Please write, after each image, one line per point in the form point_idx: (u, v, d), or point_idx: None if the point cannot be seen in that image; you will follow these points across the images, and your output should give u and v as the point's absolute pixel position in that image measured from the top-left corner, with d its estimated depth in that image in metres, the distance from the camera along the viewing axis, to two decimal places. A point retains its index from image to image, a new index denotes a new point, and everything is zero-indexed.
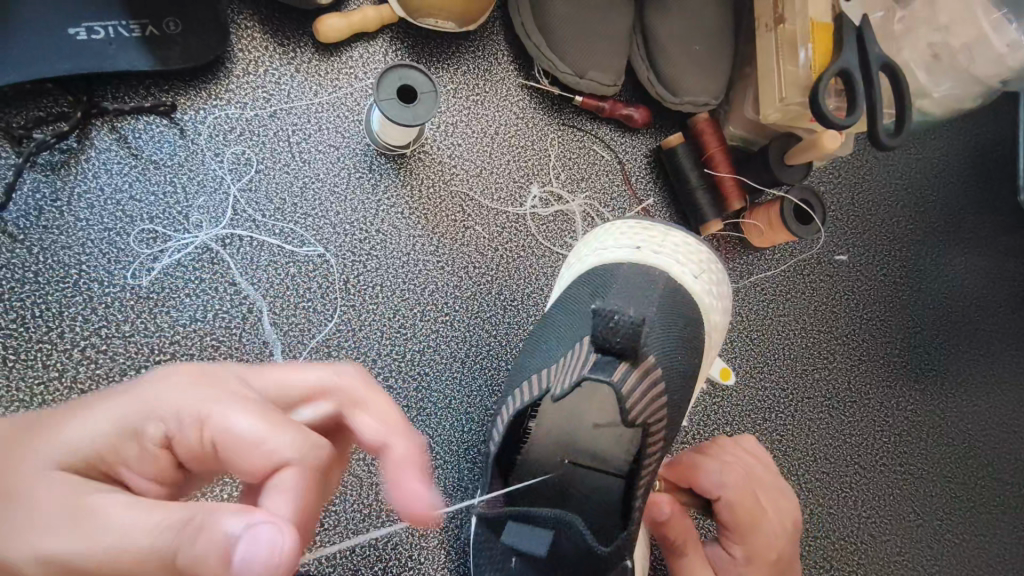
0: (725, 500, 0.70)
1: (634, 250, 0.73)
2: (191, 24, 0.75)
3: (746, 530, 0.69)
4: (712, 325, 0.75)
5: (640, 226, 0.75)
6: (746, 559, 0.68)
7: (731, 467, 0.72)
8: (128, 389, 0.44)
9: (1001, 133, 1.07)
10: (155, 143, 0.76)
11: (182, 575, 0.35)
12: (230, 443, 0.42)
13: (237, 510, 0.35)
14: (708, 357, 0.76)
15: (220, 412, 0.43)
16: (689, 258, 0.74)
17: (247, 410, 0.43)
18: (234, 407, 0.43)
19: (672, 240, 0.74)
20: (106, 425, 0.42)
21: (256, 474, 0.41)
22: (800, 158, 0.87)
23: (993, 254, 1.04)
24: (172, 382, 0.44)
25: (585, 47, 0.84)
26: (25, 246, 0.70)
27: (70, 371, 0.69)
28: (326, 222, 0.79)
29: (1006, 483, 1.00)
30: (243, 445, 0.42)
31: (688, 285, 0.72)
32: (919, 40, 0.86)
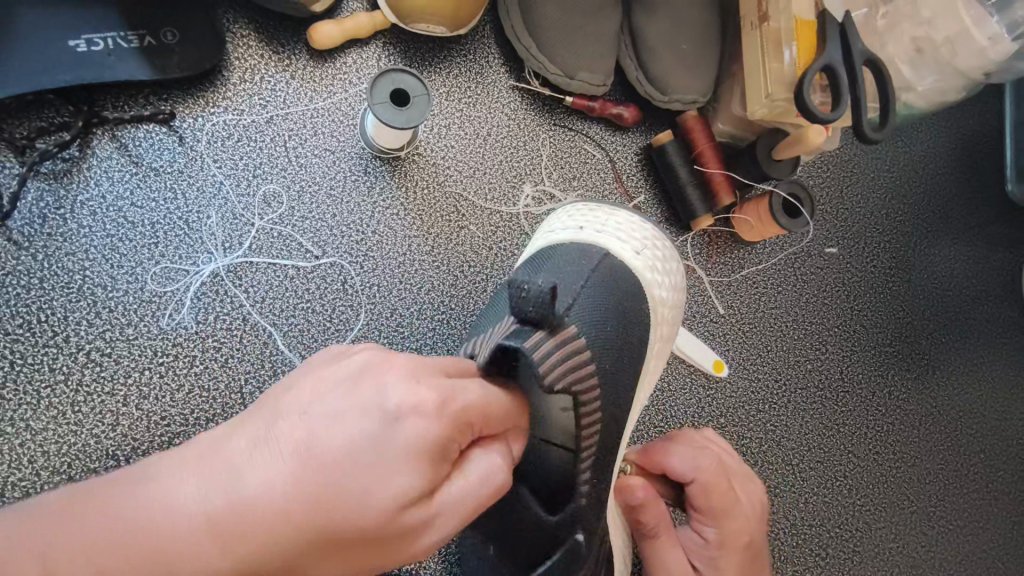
0: (698, 487, 0.72)
1: (576, 231, 0.75)
2: (187, 34, 0.76)
3: (719, 516, 0.71)
4: (658, 301, 0.75)
5: (584, 207, 0.78)
6: (719, 544, 0.71)
7: (704, 453, 0.74)
8: (364, 459, 0.43)
9: (987, 124, 1.09)
10: (156, 151, 0.77)
11: (359, 468, 0.43)
12: (353, 495, 0.43)
13: (388, 447, 0.44)
14: (656, 333, 0.75)
15: (384, 442, 0.44)
16: (631, 233, 0.75)
17: (404, 442, 0.44)
18: (380, 416, 0.45)
19: (616, 219, 0.76)
20: (406, 471, 0.44)
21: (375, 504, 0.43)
22: (786, 154, 0.89)
23: (981, 243, 1.06)
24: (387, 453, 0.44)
25: (574, 48, 0.86)
26: (31, 253, 0.72)
27: (75, 374, 0.71)
28: (323, 225, 0.80)
29: (999, 469, 1.01)
30: (353, 485, 0.43)
31: (627, 261, 0.72)
32: (902, 35, 0.87)
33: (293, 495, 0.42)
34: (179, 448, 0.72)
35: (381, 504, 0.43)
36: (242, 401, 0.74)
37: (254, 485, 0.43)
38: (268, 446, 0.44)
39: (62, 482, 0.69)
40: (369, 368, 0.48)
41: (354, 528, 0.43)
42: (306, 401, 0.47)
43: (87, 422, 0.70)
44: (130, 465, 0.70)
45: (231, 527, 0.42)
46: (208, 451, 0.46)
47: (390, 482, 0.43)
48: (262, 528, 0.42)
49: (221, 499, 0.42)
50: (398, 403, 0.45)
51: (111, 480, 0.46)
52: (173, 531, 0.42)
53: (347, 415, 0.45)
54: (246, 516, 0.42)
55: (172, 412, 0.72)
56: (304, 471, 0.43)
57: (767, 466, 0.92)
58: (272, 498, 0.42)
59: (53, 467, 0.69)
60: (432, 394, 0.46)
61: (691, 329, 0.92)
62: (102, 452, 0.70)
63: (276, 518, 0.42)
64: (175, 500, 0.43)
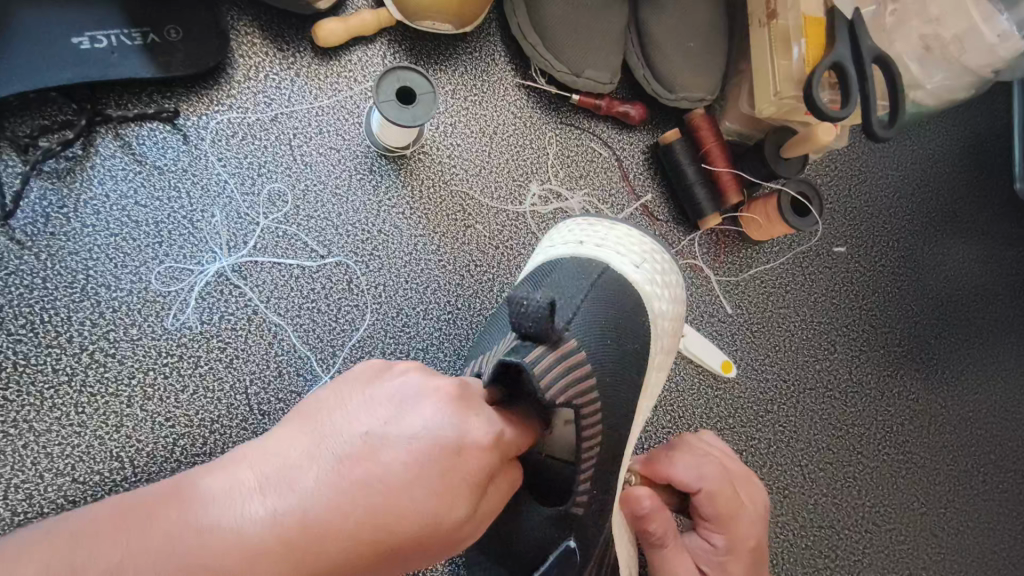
0: (703, 496, 0.71)
1: (576, 245, 0.73)
2: (191, 31, 0.76)
3: (726, 523, 0.71)
4: (658, 316, 0.73)
5: (584, 223, 0.77)
6: (727, 550, 0.71)
7: (706, 461, 0.73)
8: (429, 483, 0.47)
9: (995, 122, 1.08)
10: (160, 149, 0.76)
11: (427, 491, 0.47)
12: (418, 514, 0.47)
13: (452, 471, 0.48)
14: (658, 349, 0.73)
15: (447, 468, 0.48)
16: (629, 246, 0.74)
17: (464, 468, 0.49)
18: (443, 443, 0.49)
19: (615, 233, 0.75)
20: (464, 495, 0.49)
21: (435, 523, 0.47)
22: (795, 152, 0.88)
23: (989, 242, 1.05)
24: (449, 477, 0.48)
25: (580, 47, 0.85)
26: (34, 252, 0.71)
27: (79, 375, 0.70)
28: (328, 224, 0.80)
29: (1008, 470, 1.00)
30: (420, 505, 0.47)
31: (626, 276, 0.71)
32: (911, 32, 0.86)
33: (364, 519, 0.46)
34: (184, 449, 0.71)
35: (440, 525, 0.48)
36: (247, 402, 0.74)
37: (325, 507, 0.46)
38: (330, 470, 0.47)
39: (66, 484, 0.68)
40: (416, 394, 0.51)
41: (410, 546, 0.47)
42: (364, 421, 0.49)
43: (91, 423, 0.70)
44: (135, 466, 0.70)
45: (305, 548, 0.45)
46: (264, 472, 0.48)
47: (450, 504, 0.48)
48: (331, 541, 0.45)
49: (292, 521, 0.45)
50: (460, 433, 0.49)
51: (150, 501, 0.47)
52: (247, 552, 0.44)
53: (406, 444, 0.48)
54: (319, 538, 0.45)
55: (177, 413, 0.72)
56: (372, 499, 0.46)
57: (776, 467, 0.91)
58: (344, 521, 0.45)
59: (57, 469, 0.68)
60: (487, 427, 0.51)
61: (699, 329, 0.92)
62: (105, 453, 0.69)
63: (344, 533, 0.45)
64: (245, 523, 0.45)
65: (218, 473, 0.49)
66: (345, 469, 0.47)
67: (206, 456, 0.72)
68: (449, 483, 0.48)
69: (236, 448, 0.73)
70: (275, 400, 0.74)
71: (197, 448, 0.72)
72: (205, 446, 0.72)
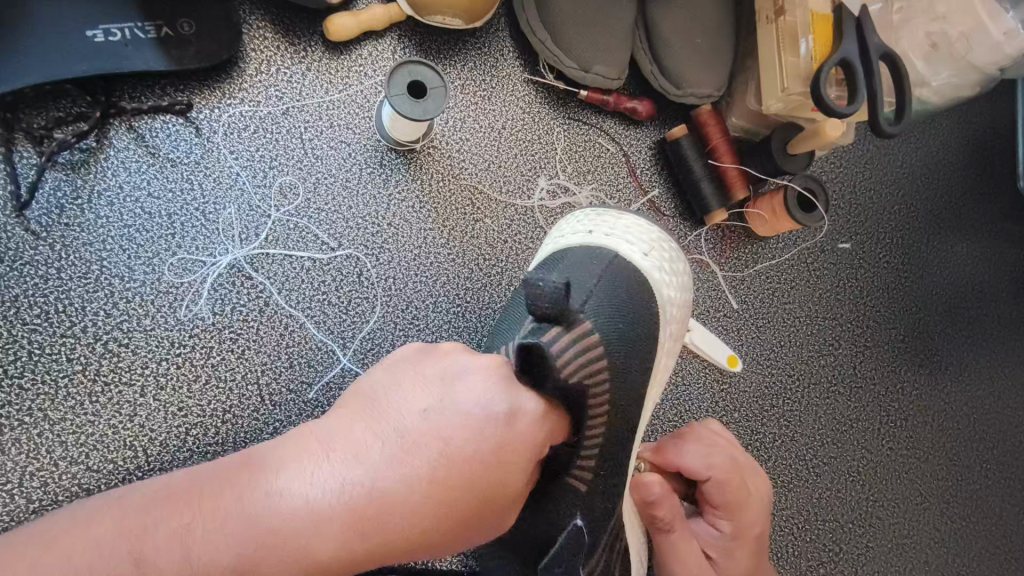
0: (714, 485, 0.72)
1: (585, 234, 0.73)
2: (204, 24, 0.77)
3: (735, 510, 0.72)
4: (667, 301, 0.73)
5: (592, 213, 0.76)
6: (735, 537, 0.72)
7: (718, 450, 0.74)
8: (485, 454, 0.54)
9: (999, 121, 1.08)
10: (172, 142, 0.77)
11: (482, 460, 0.54)
12: (476, 483, 0.53)
13: (504, 445, 0.54)
14: (668, 333, 0.73)
15: (500, 442, 0.54)
16: (638, 235, 0.73)
17: (514, 440, 0.55)
18: (496, 418, 0.55)
19: (624, 223, 0.74)
20: (513, 465, 0.55)
21: (490, 490, 0.54)
22: (802, 147, 0.89)
23: (992, 240, 1.06)
24: (501, 449, 0.54)
25: (589, 42, 0.86)
26: (49, 243, 0.72)
27: (93, 364, 0.71)
28: (339, 217, 0.80)
29: (1010, 466, 1.01)
30: (477, 475, 0.53)
31: (635, 263, 0.71)
32: (917, 30, 0.87)
33: (426, 489, 0.52)
34: (197, 439, 0.72)
35: (493, 491, 0.54)
36: (259, 392, 0.74)
37: (390, 479, 0.51)
38: (393, 444, 0.52)
39: (80, 473, 0.68)
40: (466, 371, 0.56)
41: (467, 511, 0.53)
42: (420, 397, 0.55)
43: (105, 412, 0.70)
44: (148, 456, 0.70)
45: (372, 516, 0.51)
46: (327, 443, 0.53)
47: (502, 472, 0.54)
48: (398, 508, 0.51)
49: (361, 492, 0.51)
50: (510, 411, 0.55)
51: (215, 476, 0.52)
52: (317, 521, 0.50)
53: (461, 421, 0.54)
54: (385, 507, 0.51)
55: (189, 403, 0.72)
56: (435, 469, 0.52)
57: (780, 461, 0.92)
58: (407, 490, 0.51)
59: (72, 457, 0.69)
60: (532, 404, 0.57)
61: (704, 324, 0.92)
62: (120, 441, 0.70)
63: (412, 499, 0.51)
64: (319, 493, 0.50)
65: (282, 445, 0.54)
66: (408, 443, 0.53)
67: (218, 445, 0.72)
68: (501, 455, 0.54)
69: (247, 439, 0.73)
70: (286, 391, 0.75)
71: (209, 438, 0.72)
72: (218, 436, 0.73)
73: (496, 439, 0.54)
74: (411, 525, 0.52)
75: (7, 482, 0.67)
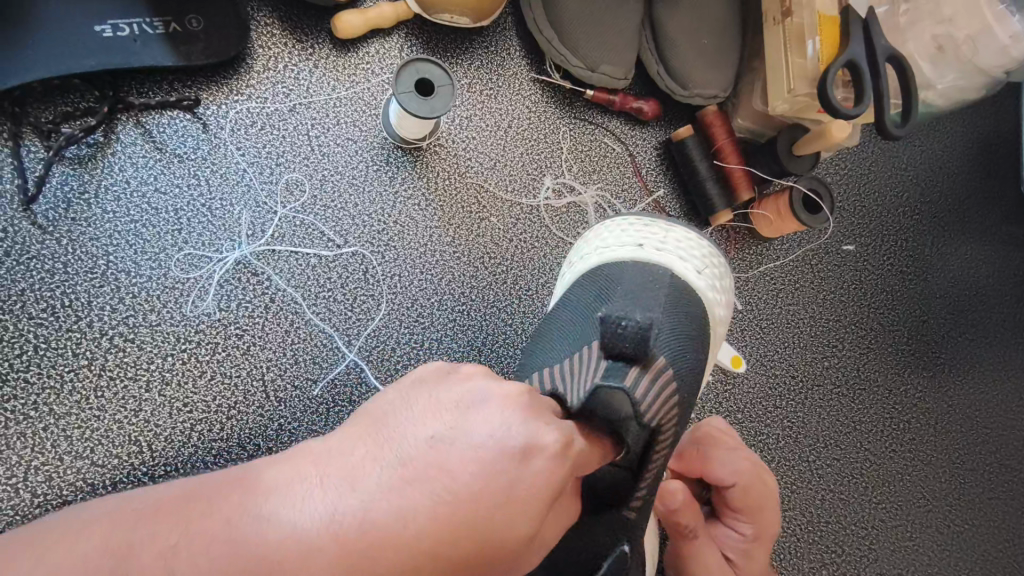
0: (738, 490, 0.73)
1: (636, 248, 0.73)
2: (212, 20, 0.77)
3: (756, 515, 0.73)
4: (714, 320, 0.74)
5: (640, 221, 0.76)
6: (754, 540, 0.73)
7: (742, 455, 0.74)
8: (495, 493, 0.43)
9: (1004, 124, 1.08)
10: (179, 137, 0.77)
11: (493, 499, 0.43)
12: (483, 528, 0.42)
13: (520, 481, 0.44)
14: (713, 352, 0.75)
15: (516, 478, 0.43)
16: (688, 250, 0.74)
17: (533, 477, 0.44)
18: (513, 447, 0.44)
19: (675, 236, 0.74)
20: (532, 508, 0.44)
21: (500, 538, 0.42)
22: (807, 148, 0.88)
23: (997, 243, 1.06)
24: (517, 485, 0.43)
25: (595, 42, 0.86)
26: (55, 237, 0.72)
27: (98, 359, 0.71)
28: (345, 214, 0.80)
29: (1013, 469, 1.01)
30: (484, 518, 0.42)
31: (688, 280, 0.72)
32: (923, 33, 0.87)
33: (422, 529, 0.41)
34: (202, 434, 0.72)
35: (503, 539, 0.43)
36: (263, 388, 0.74)
37: (382, 514, 0.41)
38: (391, 472, 0.43)
39: (85, 467, 0.68)
40: (483, 396, 0.47)
41: (471, 562, 0.42)
42: (426, 423, 0.45)
43: (110, 407, 0.70)
44: (153, 451, 0.71)
45: (356, 558, 0.40)
46: (318, 469, 0.44)
47: (516, 514, 0.43)
48: (387, 552, 0.40)
49: (345, 527, 0.40)
50: (530, 440, 0.45)
51: (201, 496, 0.47)
52: (292, 557, 0.40)
53: (472, 450, 0.44)
54: (372, 548, 0.40)
55: (194, 398, 0.72)
56: (435, 506, 0.42)
57: (783, 462, 0.92)
58: (402, 531, 0.40)
59: (76, 452, 0.69)
60: (558, 438, 0.46)
61: None
62: (124, 436, 0.70)
63: (404, 542, 0.40)
64: (296, 524, 0.41)
65: (274, 467, 0.47)
66: (406, 473, 0.43)
67: (222, 441, 0.72)
68: (516, 493, 0.43)
69: (251, 435, 0.73)
70: (291, 387, 0.75)
71: (213, 434, 0.72)
72: (222, 431, 0.73)
73: (511, 475, 0.43)
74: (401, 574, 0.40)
75: (12, 476, 0.67)
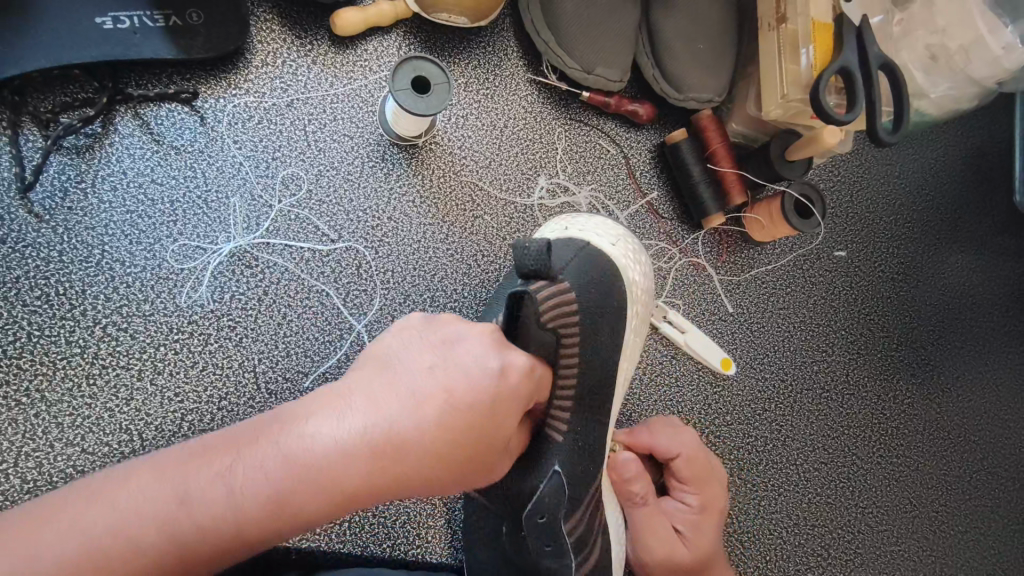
0: (683, 459, 0.79)
1: (561, 230, 0.77)
2: (212, 15, 0.77)
3: (700, 484, 0.79)
4: (634, 286, 0.77)
5: (562, 218, 0.81)
6: (702, 510, 0.78)
7: (683, 430, 0.81)
8: (486, 407, 0.52)
9: (997, 134, 1.09)
10: (176, 129, 0.78)
11: (486, 413, 0.52)
12: (479, 436, 0.52)
13: (504, 397, 0.53)
14: (633, 313, 0.77)
15: (499, 395, 0.53)
16: (606, 231, 0.78)
17: (511, 394, 0.54)
18: (496, 372, 0.53)
19: (593, 221, 0.79)
20: (510, 417, 0.54)
21: (491, 443, 0.53)
22: (799, 153, 0.89)
23: (987, 253, 1.06)
24: (503, 400, 0.53)
25: (592, 44, 0.87)
26: (51, 226, 0.72)
27: (91, 347, 0.71)
28: (339, 210, 0.81)
29: (1000, 478, 1.01)
30: (479, 428, 0.52)
31: (602, 248, 0.75)
32: (916, 42, 0.88)
33: (435, 440, 0.50)
34: (193, 424, 0.73)
35: (492, 444, 0.53)
36: (254, 380, 0.75)
37: (410, 425, 0.49)
38: (409, 393, 0.50)
39: (75, 454, 0.69)
40: (464, 335, 0.55)
41: (471, 462, 0.52)
42: (421, 357, 0.53)
43: (102, 396, 0.71)
44: (143, 440, 0.71)
45: (387, 466, 0.48)
46: (343, 397, 0.50)
47: (501, 423, 0.53)
48: (409, 458, 0.49)
49: (383, 437, 0.48)
50: (508, 367, 0.54)
51: (216, 444, 0.49)
52: (337, 469, 0.47)
53: (466, 376, 0.52)
54: (398, 455, 0.49)
55: (185, 388, 0.73)
56: (442, 420, 0.50)
57: (771, 465, 0.92)
58: (427, 438, 0.49)
59: (67, 439, 0.69)
60: (526, 362, 0.56)
61: (698, 326, 0.93)
62: (115, 425, 0.71)
63: (423, 448, 0.49)
64: (333, 444, 0.48)
65: (281, 409, 0.51)
66: (415, 397, 0.50)
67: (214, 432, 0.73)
68: (501, 407, 0.53)
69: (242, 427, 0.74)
70: (283, 379, 0.76)
71: (204, 424, 0.73)
72: (213, 421, 0.73)
73: (497, 392, 0.53)
74: (421, 473, 0.50)
75: (3, 461, 0.67)
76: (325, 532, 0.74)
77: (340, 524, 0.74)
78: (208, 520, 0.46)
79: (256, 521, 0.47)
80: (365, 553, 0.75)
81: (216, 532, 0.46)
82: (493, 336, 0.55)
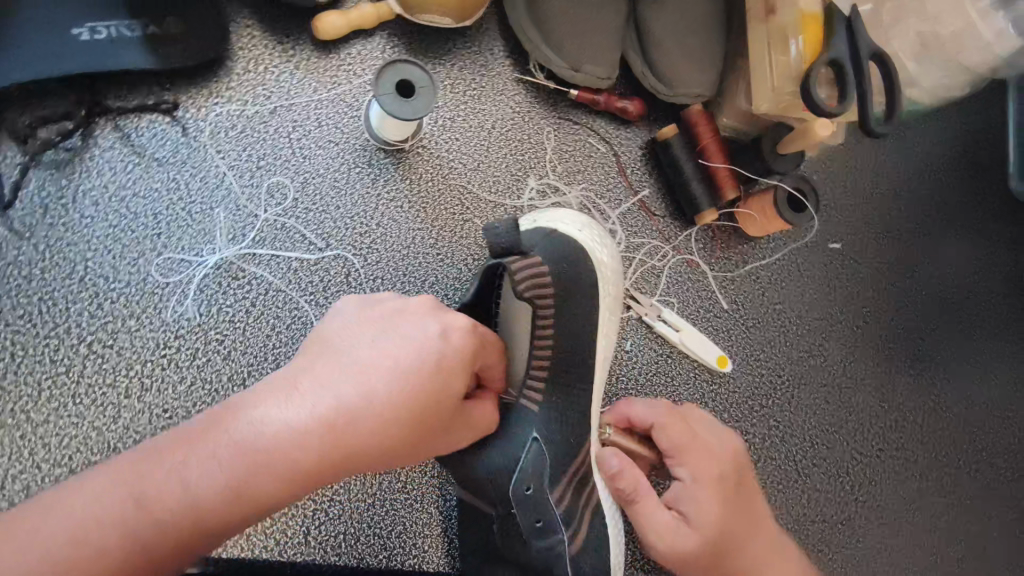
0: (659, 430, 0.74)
1: (529, 223, 0.76)
2: (191, 23, 0.76)
3: (685, 452, 0.72)
4: (606, 269, 0.76)
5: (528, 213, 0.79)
6: (694, 479, 0.71)
7: (656, 403, 0.77)
8: (433, 367, 0.53)
9: (991, 120, 1.08)
10: (158, 141, 0.77)
11: (436, 374, 0.53)
12: (431, 399, 0.52)
13: (452, 359, 0.54)
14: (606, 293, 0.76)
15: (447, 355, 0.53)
16: (564, 217, 0.76)
17: (459, 354, 0.54)
18: (439, 334, 0.54)
19: (552, 210, 0.77)
20: (461, 378, 0.54)
21: (445, 406, 0.53)
22: (792, 146, 0.88)
23: (983, 240, 1.06)
24: (450, 361, 0.54)
25: (578, 41, 0.85)
26: (33, 243, 0.72)
27: (77, 365, 0.70)
28: (326, 217, 0.80)
29: (1000, 467, 1.01)
30: (430, 390, 0.52)
31: (570, 234, 0.74)
32: (908, 30, 0.86)
33: (387, 406, 0.50)
34: None
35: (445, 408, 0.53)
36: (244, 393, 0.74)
37: (357, 397, 0.50)
38: (354, 367, 0.52)
39: (63, 475, 0.68)
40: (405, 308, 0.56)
41: (426, 424, 0.52)
42: (366, 332, 0.54)
43: (89, 414, 0.70)
44: None
45: (341, 435, 0.49)
46: (291, 380, 0.52)
47: (451, 385, 0.53)
48: (363, 425, 0.50)
49: (332, 411, 0.49)
50: (451, 329, 0.55)
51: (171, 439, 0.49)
52: (293, 444, 0.48)
53: (409, 341, 0.53)
54: (353, 425, 0.49)
55: (174, 404, 0.72)
56: (390, 386, 0.51)
57: (770, 462, 0.92)
58: (377, 406, 0.50)
59: (54, 460, 0.68)
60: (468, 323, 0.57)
61: (693, 324, 0.92)
62: (103, 444, 0.70)
63: (377, 415, 0.50)
64: (287, 420, 0.49)
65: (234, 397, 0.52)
66: (361, 368, 0.51)
67: None
68: (451, 368, 0.53)
69: None
70: None
71: None
72: None
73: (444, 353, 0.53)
74: (377, 440, 0.50)
75: None
76: (320, 546, 0.73)
77: (335, 538, 0.74)
78: (172, 514, 0.46)
79: (218, 509, 0.47)
80: (362, 565, 0.74)
81: (180, 524, 0.46)
82: (432, 304, 0.57)
